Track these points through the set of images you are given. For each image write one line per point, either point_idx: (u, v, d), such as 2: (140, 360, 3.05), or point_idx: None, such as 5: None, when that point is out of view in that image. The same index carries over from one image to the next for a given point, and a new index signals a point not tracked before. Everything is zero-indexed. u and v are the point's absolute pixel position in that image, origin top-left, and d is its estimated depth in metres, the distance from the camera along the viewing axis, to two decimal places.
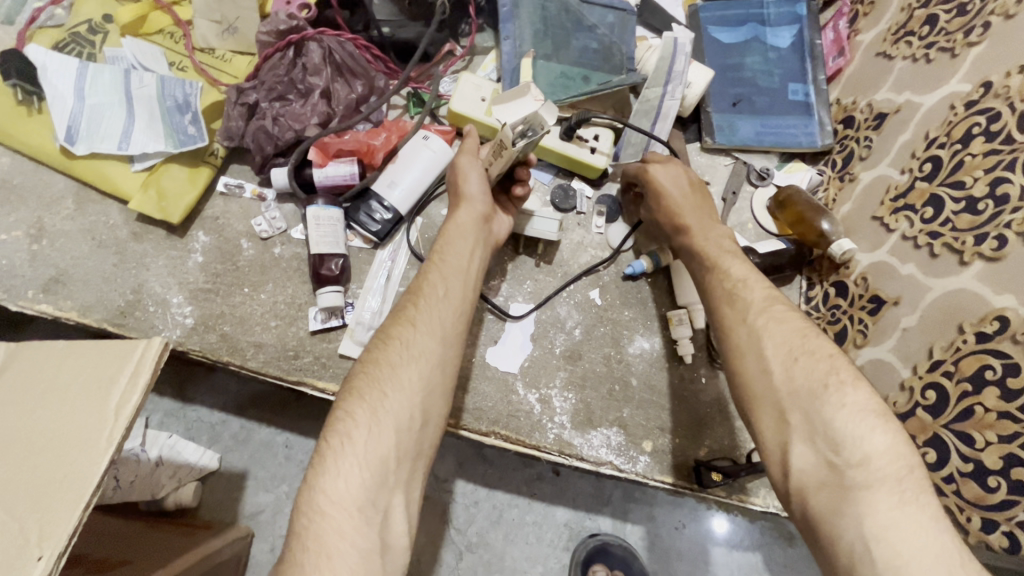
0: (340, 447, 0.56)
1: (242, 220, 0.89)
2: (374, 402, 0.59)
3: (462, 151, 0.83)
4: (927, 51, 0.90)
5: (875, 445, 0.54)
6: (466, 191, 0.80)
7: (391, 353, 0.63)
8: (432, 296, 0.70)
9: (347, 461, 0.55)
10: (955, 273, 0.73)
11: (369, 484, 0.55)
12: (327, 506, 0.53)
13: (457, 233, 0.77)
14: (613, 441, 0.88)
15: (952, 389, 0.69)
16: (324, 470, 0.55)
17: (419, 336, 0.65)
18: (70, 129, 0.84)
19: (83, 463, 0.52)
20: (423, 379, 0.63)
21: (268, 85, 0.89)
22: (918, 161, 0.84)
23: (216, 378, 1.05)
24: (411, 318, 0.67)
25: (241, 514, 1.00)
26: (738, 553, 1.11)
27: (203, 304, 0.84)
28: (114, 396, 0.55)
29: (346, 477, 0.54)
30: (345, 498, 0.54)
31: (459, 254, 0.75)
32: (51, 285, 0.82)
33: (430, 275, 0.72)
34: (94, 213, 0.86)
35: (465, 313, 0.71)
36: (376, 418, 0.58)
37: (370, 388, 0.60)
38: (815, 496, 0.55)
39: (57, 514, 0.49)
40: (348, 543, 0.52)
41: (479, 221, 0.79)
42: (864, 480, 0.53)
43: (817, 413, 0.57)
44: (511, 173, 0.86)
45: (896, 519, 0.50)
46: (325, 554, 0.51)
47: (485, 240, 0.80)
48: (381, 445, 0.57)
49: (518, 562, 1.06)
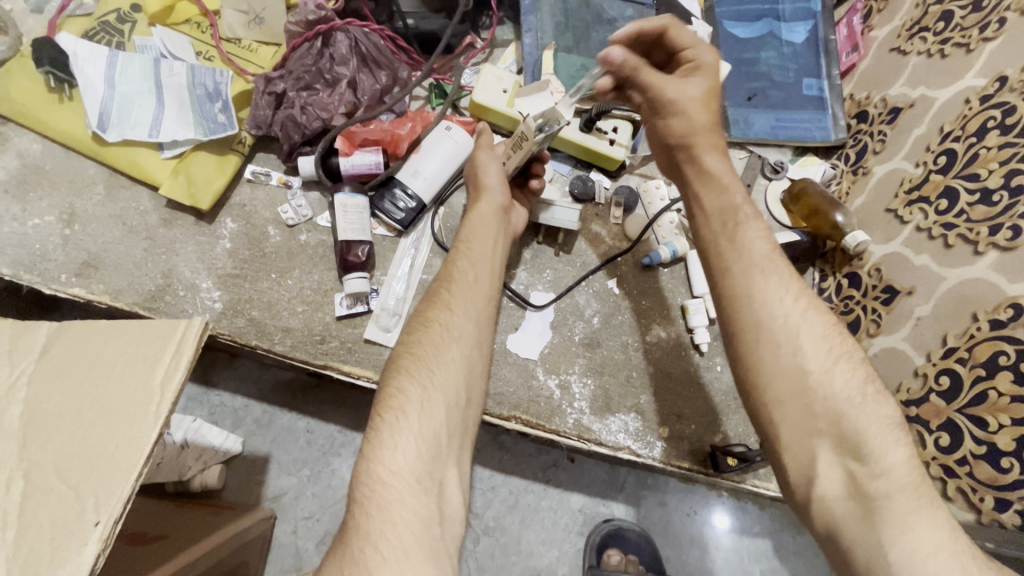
0: (394, 420, 0.58)
1: (269, 207, 0.90)
2: (422, 378, 0.61)
3: (479, 147, 0.85)
4: (942, 47, 0.91)
5: (895, 455, 0.56)
6: (485, 183, 0.82)
7: (432, 335, 0.66)
8: (463, 281, 0.72)
9: (403, 434, 0.57)
10: (970, 262, 0.75)
11: (425, 456, 0.57)
12: (389, 477, 0.55)
13: (480, 223, 0.79)
14: (631, 426, 0.90)
15: (965, 374, 0.71)
16: (381, 444, 0.57)
17: (456, 318, 0.68)
18: (102, 115, 0.86)
19: (134, 435, 0.54)
20: (464, 359, 0.65)
21: (296, 74, 0.90)
22: (933, 154, 0.86)
23: (239, 363, 1.07)
24: (446, 302, 0.70)
25: (264, 497, 1.02)
26: (749, 540, 1.13)
27: (232, 289, 0.86)
28: (159, 371, 0.57)
29: (404, 450, 0.56)
30: (405, 471, 0.55)
31: (484, 242, 0.77)
32: (84, 269, 0.83)
33: (458, 262, 0.75)
34: (124, 199, 0.87)
35: (495, 299, 0.74)
36: (427, 393, 0.60)
37: (417, 366, 0.62)
38: (839, 505, 0.56)
39: (110, 483, 0.51)
40: (411, 511, 0.53)
41: (500, 211, 0.81)
42: (886, 489, 0.54)
43: (848, 420, 0.58)
44: (526, 171, 0.89)
45: (910, 522, 0.52)
46: (389, 522, 0.52)
47: (506, 230, 0.82)
48: (435, 420, 0.59)
49: (534, 546, 1.08)
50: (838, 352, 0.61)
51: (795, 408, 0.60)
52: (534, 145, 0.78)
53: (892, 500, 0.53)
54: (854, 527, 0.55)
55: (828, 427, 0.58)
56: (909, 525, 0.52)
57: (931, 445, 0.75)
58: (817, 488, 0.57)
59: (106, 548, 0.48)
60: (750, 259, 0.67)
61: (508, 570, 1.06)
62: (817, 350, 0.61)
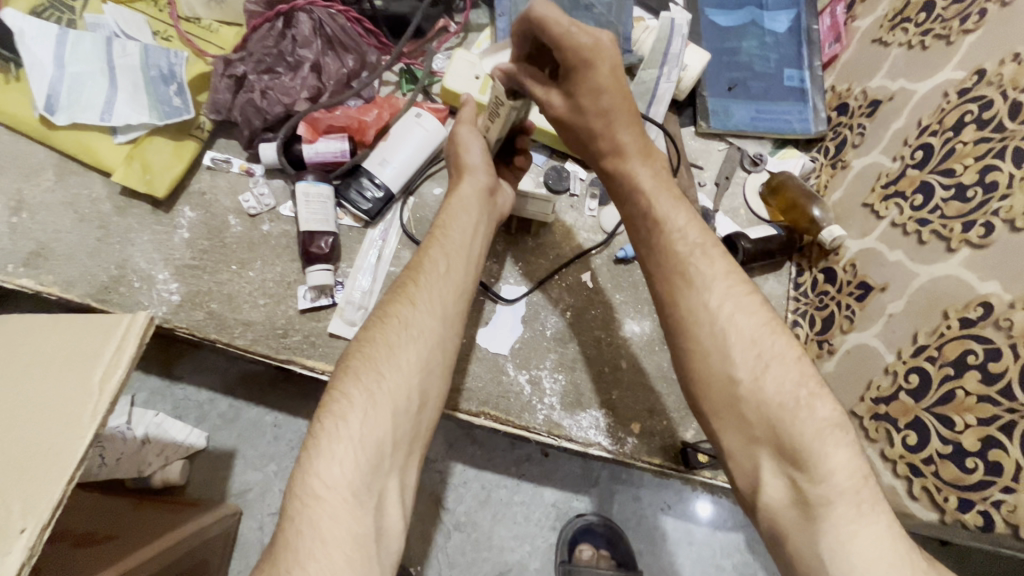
0: (335, 428, 0.56)
1: (230, 195, 0.87)
2: (371, 383, 0.60)
3: (461, 121, 0.81)
4: (922, 38, 0.89)
5: (839, 459, 0.54)
6: (469, 162, 0.79)
7: (389, 332, 0.64)
8: (432, 274, 0.70)
9: (341, 443, 0.56)
10: (943, 259, 0.74)
11: (365, 468, 0.56)
12: (322, 491, 0.53)
13: (461, 206, 0.76)
14: (602, 422, 0.88)
15: (934, 372, 0.70)
16: (318, 454, 0.55)
17: (418, 315, 0.66)
18: (50, 97, 0.81)
19: (68, 435, 0.51)
20: (421, 360, 0.64)
21: (257, 57, 0.87)
22: (910, 148, 0.85)
23: (204, 356, 1.04)
24: (411, 296, 0.67)
25: (229, 493, 1.00)
26: (722, 534, 1.13)
27: (190, 281, 0.83)
28: (98, 369, 0.54)
29: (340, 462, 0.55)
30: (341, 483, 0.54)
31: (463, 229, 0.75)
32: (32, 259, 0.80)
33: (432, 250, 0.72)
34: (76, 186, 0.84)
35: (466, 293, 0.72)
36: (374, 400, 0.59)
37: (367, 369, 0.61)
38: (784, 513, 0.55)
39: (39, 486, 0.49)
40: (343, 530, 0.52)
41: (483, 193, 0.78)
42: (830, 494, 0.52)
43: (808, 418, 0.56)
44: (512, 145, 0.86)
45: (854, 534, 0.50)
46: (319, 541, 0.51)
47: (490, 214, 0.79)
48: (377, 430, 0.57)
49: (506, 541, 1.07)
50: (767, 360, 0.59)
51: (729, 419, 0.60)
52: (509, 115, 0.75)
53: (834, 509, 0.52)
54: (795, 532, 0.54)
55: (764, 435, 0.57)
56: (856, 536, 0.50)
57: (899, 444, 0.75)
58: (772, 492, 0.57)
59: (32, 558, 0.46)
60: (707, 254, 0.66)
61: (479, 565, 1.05)
62: (744, 358, 0.60)
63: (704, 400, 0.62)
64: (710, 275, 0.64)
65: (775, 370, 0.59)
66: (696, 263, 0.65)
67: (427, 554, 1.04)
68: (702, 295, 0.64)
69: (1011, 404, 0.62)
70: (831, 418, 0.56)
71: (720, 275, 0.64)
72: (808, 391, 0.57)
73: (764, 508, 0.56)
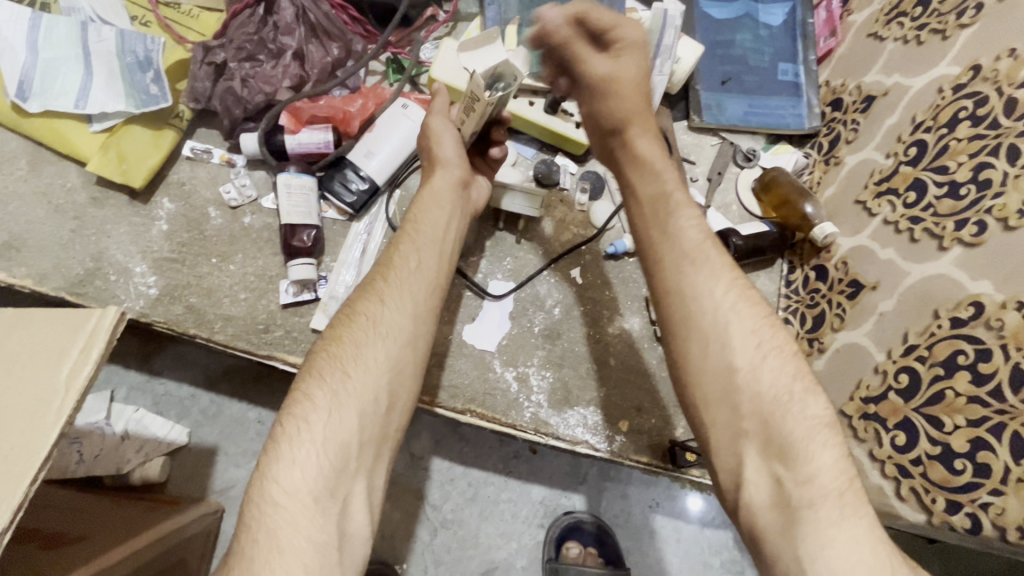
0: (296, 431, 0.55)
1: (210, 186, 0.85)
2: (335, 383, 0.58)
3: (433, 112, 0.79)
4: (918, 33, 0.88)
5: (823, 464, 0.53)
6: (441, 156, 0.77)
7: (357, 332, 0.62)
8: (402, 271, 0.68)
9: (303, 447, 0.54)
10: (934, 258, 0.73)
11: (327, 472, 0.54)
12: (281, 497, 0.52)
13: (433, 201, 0.75)
14: (590, 420, 0.87)
15: (924, 373, 0.70)
16: (278, 458, 0.54)
17: (387, 313, 0.64)
18: (23, 83, 0.78)
19: (32, 434, 0.49)
20: (390, 359, 0.62)
21: (237, 44, 0.84)
22: (904, 145, 0.84)
23: (185, 351, 1.02)
24: (380, 293, 0.66)
25: (211, 490, 0.98)
26: (710, 531, 1.12)
27: (169, 274, 0.80)
28: (66, 366, 0.53)
29: (302, 467, 0.53)
30: (301, 489, 0.52)
31: (433, 226, 0.73)
32: (3, 251, 0.77)
33: (401, 247, 0.70)
34: (50, 175, 0.81)
35: (439, 289, 0.70)
36: (338, 399, 0.57)
37: (332, 368, 0.59)
38: (764, 516, 0.54)
39: (3, 487, 0.47)
40: (303, 538, 0.50)
41: (457, 187, 0.77)
42: (810, 497, 0.51)
43: (792, 422, 0.55)
44: (486, 137, 0.84)
45: (835, 539, 0.49)
46: (276, 550, 0.49)
47: (463, 209, 0.78)
48: (341, 432, 0.56)
49: (493, 538, 1.06)
50: (766, 350, 0.59)
51: (721, 412, 0.59)
52: (486, 106, 0.71)
53: (816, 511, 0.50)
54: (773, 536, 0.53)
55: (753, 426, 0.57)
56: (834, 541, 0.49)
57: (887, 444, 0.74)
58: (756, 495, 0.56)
59: None
60: (695, 251, 0.65)
61: (466, 563, 1.04)
62: (743, 348, 0.59)
63: (692, 399, 0.61)
64: (707, 273, 0.64)
65: (773, 363, 0.58)
66: (688, 267, 0.65)
67: (413, 552, 1.03)
68: (709, 287, 0.63)
69: (1001, 405, 0.62)
70: (821, 417, 0.55)
71: (709, 271, 0.63)
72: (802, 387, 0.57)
73: (744, 506, 0.55)
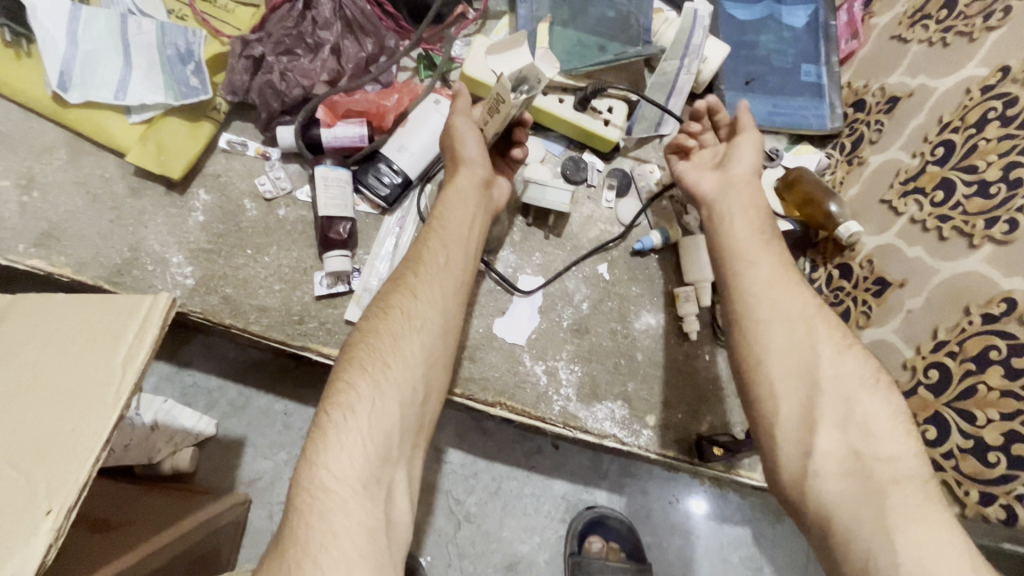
0: (341, 419, 0.56)
1: (245, 178, 0.85)
2: (376, 373, 0.59)
3: (455, 112, 0.78)
4: (944, 35, 0.89)
5: (902, 448, 0.57)
6: (465, 156, 0.78)
7: (393, 324, 0.63)
8: (432, 265, 0.69)
9: (349, 434, 0.55)
10: (964, 256, 0.74)
11: (373, 460, 0.55)
12: (331, 483, 0.53)
13: (457, 199, 0.75)
14: (617, 414, 0.88)
15: (955, 368, 0.71)
16: (325, 445, 0.55)
17: (420, 306, 0.65)
18: (64, 74, 0.79)
19: (92, 416, 0.50)
20: (425, 351, 0.63)
21: (276, 38, 0.85)
22: (930, 145, 0.85)
23: (213, 343, 1.03)
24: (411, 286, 0.66)
25: (239, 481, 0.99)
26: (729, 528, 1.13)
27: (205, 265, 0.81)
28: (121, 350, 0.53)
29: (349, 453, 0.54)
30: (350, 475, 0.53)
31: (460, 222, 0.74)
32: (44, 240, 0.78)
33: (430, 243, 0.71)
34: (88, 165, 0.82)
35: (466, 285, 0.71)
36: (379, 389, 0.58)
37: (371, 359, 0.60)
38: (833, 485, 0.56)
39: (64, 468, 0.47)
40: (355, 522, 0.51)
41: (479, 186, 0.77)
42: (891, 475, 0.55)
43: (858, 416, 0.58)
44: (509, 137, 0.84)
45: (919, 514, 0.52)
46: (331, 533, 0.50)
47: (486, 206, 0.79)
48: (383, 421, 0.57)
49: (515, 533, 1.07)
50: (852, 341, 0.63)
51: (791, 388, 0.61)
52: (510, 109, 0.69)
53: (896, 487, 0.54)
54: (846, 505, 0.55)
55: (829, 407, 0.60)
56: (923, 516, 0.52)
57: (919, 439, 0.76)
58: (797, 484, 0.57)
59: (59, 540, 0.45)
60: None
61: (488, 556, 1.05)
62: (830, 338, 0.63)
63: None
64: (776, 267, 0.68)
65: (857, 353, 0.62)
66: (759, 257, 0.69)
67: (436, 545, 1.04)
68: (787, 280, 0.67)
69: None
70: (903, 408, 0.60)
71: None
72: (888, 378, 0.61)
73: (810, 478, 0.57)
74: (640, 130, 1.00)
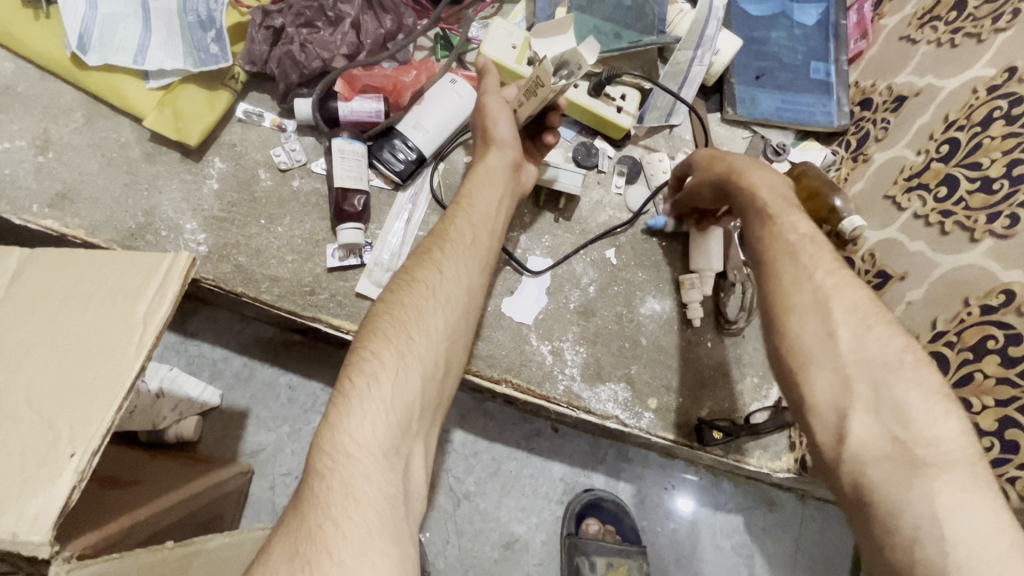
0: (365, 388, 0.56)
1: (261, 149, 0.86)
2: (401, 345, 0.60)
3: (486, 92, 0.80)
4: (952, 36, 0.91)
5: (959, 434, 0.55)
6: (496, 136, 0.80)
7: (418, 298, 0.64)
8: (458, 244, 0.71)
9: (372, 403, 0.56)
10: (966, 249, 0.76)
11: (395, 429, 0.56)
12: (354, 449, 0.53)
13: (487, 178, 0.78)
14: (620, 396, 0.90)
15: (953, 357, 0.73)
16: (349, 411, 0.55)
17: (444, 283, 0.67)
18: (83, 36, 0.80)
19: (114, 367, 0.50)
20: (448, 327, 0.65)
21: (296, 9, 0.85)
22: (936, 143, 0.86)
23: (219, 315, 1.03)
24: (436, 263, 0.68)
25: (241, 452, 0.99)
26: (722, 516, 1.15)
27: (218, 233, 0.82)
28: (142, 306, 0.53)
29: (372, 421, 0.55)
30: (372, 443, 0.54)
31: (487, 203, 0.76)
32: (58, 201, 0.78)
33: (457, 222, 0.73)
34: (105, 129, 0.82)
35: (489, 266, 0.73)
36: (404, 361, 0.59)
37: (396, 331, 0.61)
38: (876, 468, 0.55)
39: (87, 415, 0.48)
40: (376, 488, 0.52)
41: (509, 167, 0.79)
42: (936, 459, 0.53)
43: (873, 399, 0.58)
44: (541, 121, 0.86)
45: (970, 499, 0.51)
46: (351, 497, 0.51)
47: (514, 189, 0.81)
48: (407, 392, 0.58)
49: (512, 512, 1.08)
50: (871, 321, 0.61)
51: (820, 373, 0.61)
52: (548, 93, 0.73)
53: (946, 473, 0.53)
54: (887, 486, 0.54)
55: (864, 390, 0.58)
56: (972, 502, 0.51)
57: None
58: None
59: (81, 482, 0.45)
60: None
61: (486, 535, 1.06)
62: (846, 320, 0.61)
63: None
64: (818, 259, 0.65)
65: (879, 332, 0.60)
66: (806, 250, 0.66)
67: (435, 522, 1.05)
68: (810, 271, 0.65)
69: None
70: (934, 386, 0.58)
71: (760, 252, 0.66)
72: (914, 358, 0.59)
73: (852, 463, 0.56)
74: (651, 118, 1.01)
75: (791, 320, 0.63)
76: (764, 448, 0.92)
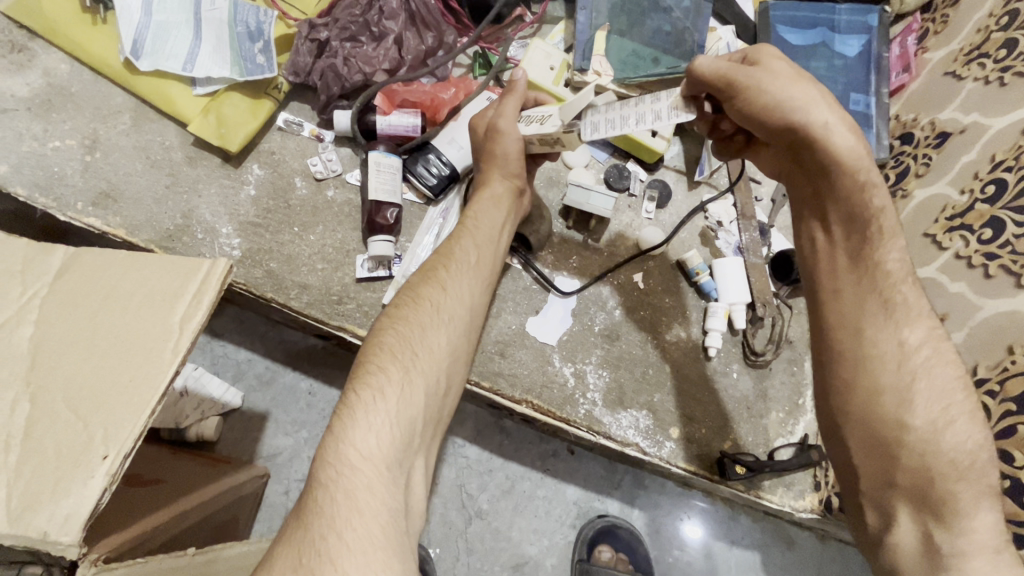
0: (371, 400, 0.56)
1: (298, 158, 0.87)
2: (405, 360, 0.60)
3: (500, 113, 0.76)
4: (1001, 75, 0.87)
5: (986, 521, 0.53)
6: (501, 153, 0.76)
7: (422, 315, 0.65)
8: (463, 263, 0.71)
9: (378, 414, 0.55)
10: (1011, 294, 0.73)
11: (399, 443, 0.55)
12: (358, 462, 0.52)
13: (492, 201, 0.77)
14: (641, 423, 0.88)
15: (995, 407, 0.70)
16: (354, 422, 0.54)
17: (449, 300, 0.67)
18: (136, 43, 0.83)
19: (149, 370, 0.51)
20: (450, 345, 0.65)
21: (342, 24, 0.88)
22: (980, 183, 0.83)
23: (245, 316, 1.05)
24: (441, 280, 0.69)
25: (259, 455, 1.00)
26: (738, 551, 1.11)
27: (252, 238, 0.83)
28: (178, 310, 0.54)
29: (377, 434, 0.54)
30: (377, 455, 0.53)
31: (492, 224, 0.76)
32: (101, 200, 0.81)
33: (463, 240, 0.73)
34: (150, 132, 0.85)
35: (491, 286, 0.74)
36: (409, 376, 0.59)
37: (402, 347, 0.61)
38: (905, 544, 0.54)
39: (121, 417, 0.49)
40: (380, 502, 0.51)
41: (514, 192, 0.79)
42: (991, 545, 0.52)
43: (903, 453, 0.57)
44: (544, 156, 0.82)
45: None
46: (356, 510, 0.50)
47: (516, 212, 0.81)
48: (412, 406, 0.58)
49: (525, 533, 1.07)
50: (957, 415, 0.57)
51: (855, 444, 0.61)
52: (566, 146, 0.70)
53: (969, 562, 0.51)
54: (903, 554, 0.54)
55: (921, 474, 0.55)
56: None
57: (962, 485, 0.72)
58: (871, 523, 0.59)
59: (112, 485, 0.46)
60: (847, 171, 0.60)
61: (496, 555, 1.05)
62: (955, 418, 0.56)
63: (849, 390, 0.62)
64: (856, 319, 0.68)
65: (960, 427, 0.56)
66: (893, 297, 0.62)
67: (447, 537, 1.05)
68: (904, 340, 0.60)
69: None
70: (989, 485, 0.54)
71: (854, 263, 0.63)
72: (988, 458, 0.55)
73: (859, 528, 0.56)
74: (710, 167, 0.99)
75: (840, 375, 0.62)
76: (786, 486, 0.89)
